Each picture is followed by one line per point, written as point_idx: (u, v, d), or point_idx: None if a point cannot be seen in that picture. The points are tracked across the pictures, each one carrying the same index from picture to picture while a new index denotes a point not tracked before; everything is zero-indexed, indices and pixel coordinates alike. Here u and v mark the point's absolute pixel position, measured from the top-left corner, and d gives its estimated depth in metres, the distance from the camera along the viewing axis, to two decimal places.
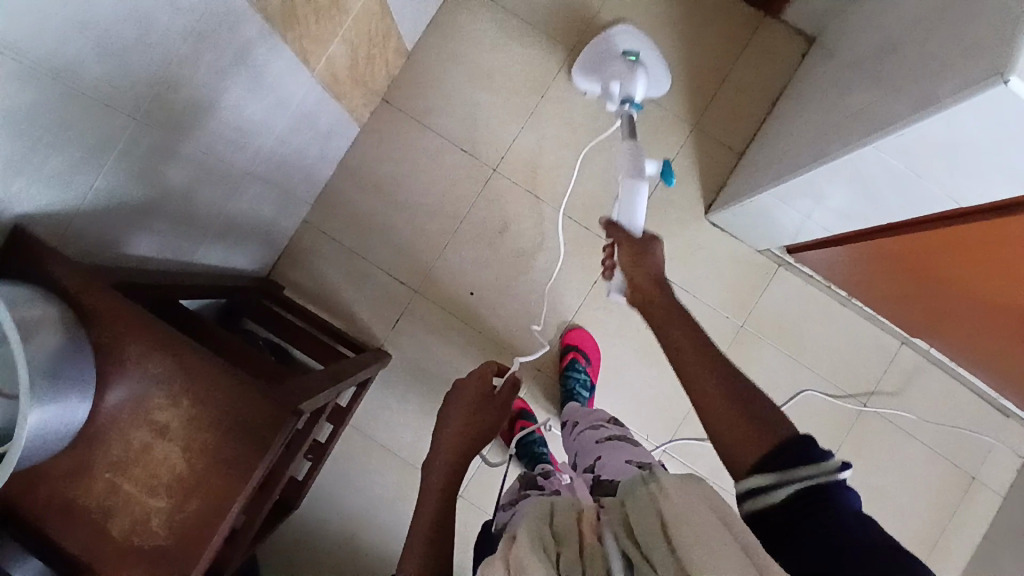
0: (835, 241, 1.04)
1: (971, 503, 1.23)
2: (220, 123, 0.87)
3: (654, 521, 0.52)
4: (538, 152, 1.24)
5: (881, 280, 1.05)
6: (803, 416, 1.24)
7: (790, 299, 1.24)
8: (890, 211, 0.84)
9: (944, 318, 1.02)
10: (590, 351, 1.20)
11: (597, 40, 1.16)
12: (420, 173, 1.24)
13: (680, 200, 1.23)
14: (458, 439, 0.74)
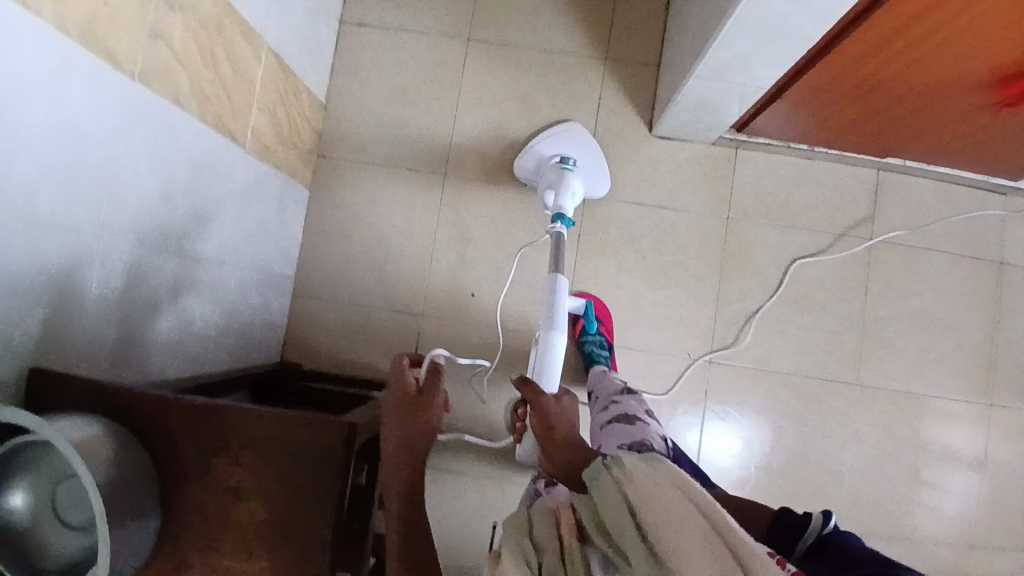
0: (773, 97, 1.08)
1: (1007, 284, 1.26)
2: (181, 221, 0.89)
3: (624, 508, 0.56)
4: (478, 142, 1.28)
5: (827, 117, 1.10)
6: (809, 287, 1.25)
7: (761, 174, 1.26)
8: (810, 37, 0.87)
9: (900, 121, 1.06)
10: (602, 313, 1.23)
11: (524, 153, 1.21)
12: (380, 206, 1.27)
13: (623, 129, 1.26)
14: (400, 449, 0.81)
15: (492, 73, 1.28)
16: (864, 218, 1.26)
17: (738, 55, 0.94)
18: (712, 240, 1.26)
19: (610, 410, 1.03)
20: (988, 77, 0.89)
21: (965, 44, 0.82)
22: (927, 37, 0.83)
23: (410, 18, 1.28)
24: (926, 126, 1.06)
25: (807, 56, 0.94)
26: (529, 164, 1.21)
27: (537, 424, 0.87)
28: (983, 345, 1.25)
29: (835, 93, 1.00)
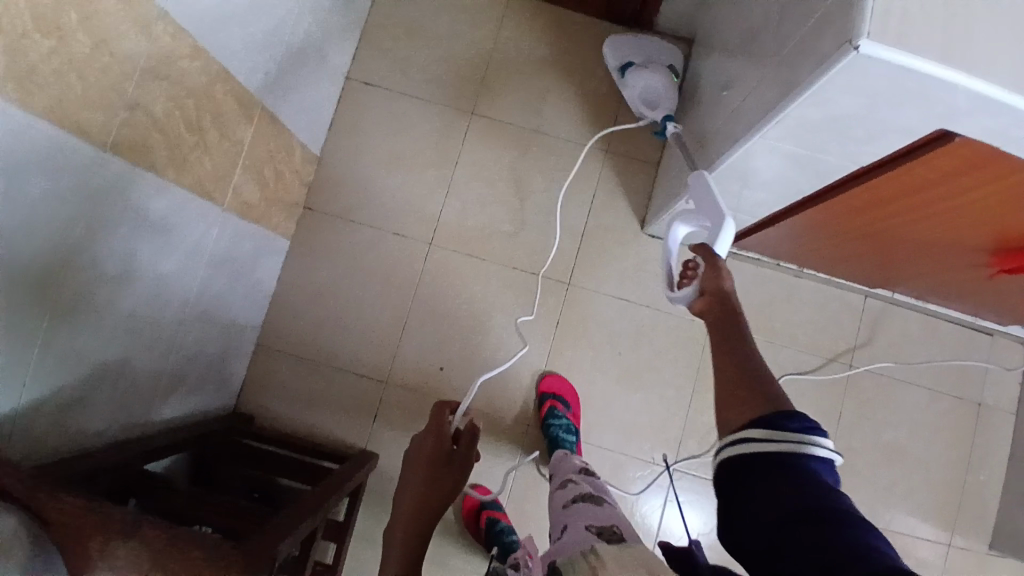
0: (765, 227, 1.07)
1: (985, 427, 1.24)
2: (139, 286, 0.87)
3: None
4: (468, 214, 1.25)
5: (815, 245, 1.08)
6: (794, 404, 1.23)
7: (748, 286, 1.24)
8: (802, 185, 0.86)
9: (887, 261, 1.05)
10: (569, 395, 1.19)
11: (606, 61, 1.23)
12: (360, 266, 1.24)
13: (615, 223, 1.25)
14: (420, 498, 0.86)
15: (491, 147, 1.26)
16: (846, 343, 1.24)
17: (734, 183, 0.93)
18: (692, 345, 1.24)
19: (567, 491, 0.94)
20: (980, 243, 0.88)
21: (958, 212, 0.81)
22: (924, 206, 0.81)
23: (415, 82, 1.27)
24: (917, 270, 1.05)
25: (798, 200, 0.93)
26: (614, 52, 1.21)
27: (705, 277, 0.73)
28: (954, 489, 1.23)
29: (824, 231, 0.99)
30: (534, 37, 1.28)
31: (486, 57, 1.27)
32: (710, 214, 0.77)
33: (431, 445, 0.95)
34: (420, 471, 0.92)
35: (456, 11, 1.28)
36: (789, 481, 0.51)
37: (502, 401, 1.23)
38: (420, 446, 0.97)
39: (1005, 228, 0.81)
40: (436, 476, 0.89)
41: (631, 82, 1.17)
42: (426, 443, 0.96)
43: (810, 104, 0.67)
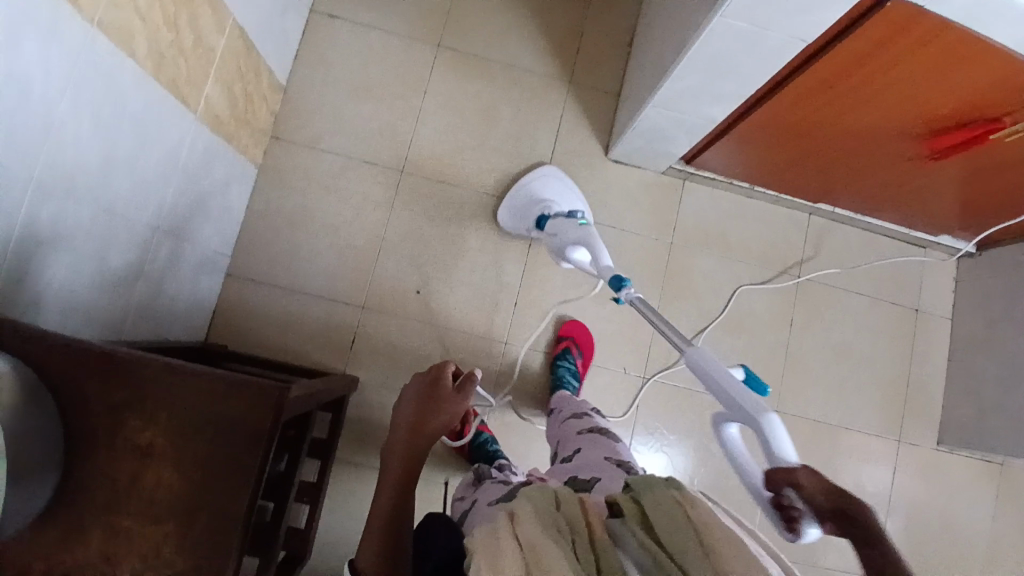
0: (718, 137, 1.16)
1: (925, 329, 1.35)
2: (115, 179, 0.85)
3: (684, 520, 0.57)
4: (437, 144, 1.28)
5: (763, 155, 1.18)
6: (747, 312, 1.31)
7: (704, 205, 1.33)
8: (752, 78, 0.94)
9: (826, 165, 1.15)
10: (584, 343, 1.23)
11: (512, 203, 1.24)
12: (331, 195, 1.24)
13: (579, 150, 1.31)
14: (408, 445, 0.88)
15: (458, 79, 1.30)
16: (795, 255, 1.34)
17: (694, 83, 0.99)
18: (656, 262, 1.31)
19: (583, 422, 0.95)
20: (907, 130, 0.97)
21: (886, 95, 0.90)
22: (857, 93, 0.91)
23: (381, 17, 1.30)
24: (856, 172, 1.14)
25: (749, 98, 1.01)
26: (514, 223, 1.24)
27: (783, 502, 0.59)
28: (898, 386, 1.34)
29: (773, 132, 1.07)
30: None
31: None
32: (728, 402, 0.65)
33: (427, 419, 0.90)
34: (407, 410, 0.92)
35: None
36: None
37: (478, 321, 1.24)
38: (417, 410, 0.91)
39: (927, 108, 0.90)
40: (423, 417, 0.90)
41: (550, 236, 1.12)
42: (421, 410, 0.91)
43: None
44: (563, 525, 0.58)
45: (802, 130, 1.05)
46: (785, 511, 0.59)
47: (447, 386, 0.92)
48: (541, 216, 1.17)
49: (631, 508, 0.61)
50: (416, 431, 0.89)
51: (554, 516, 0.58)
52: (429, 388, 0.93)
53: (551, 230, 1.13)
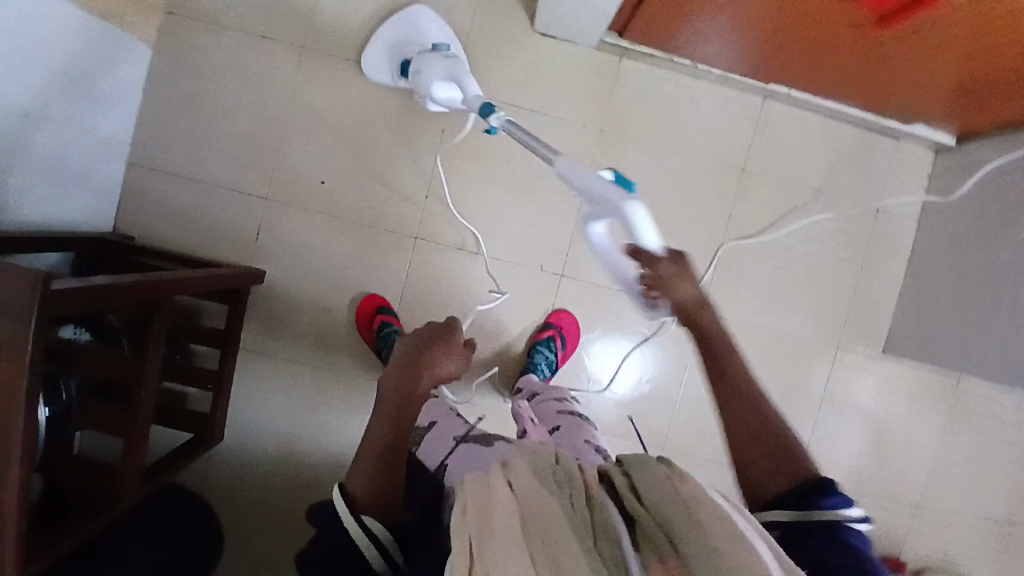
0: (664, 6, 0.96)
1: (882, 230, 1.23)
2: None
3: (667, 496, 0.53)
4: (345, 17, 1.17)
5: (721, 29, 0.97)
6: (733, 270, 1.22)
7: (640, 88, 1.19)
8: None
9: (797, 45, 0.94)
10: (568, 333, 1.21)
11: (393, 26, 1.13)
12: (233, 76, 1.17)
13: (503, 22, 1.17)
14: (400, 395, 0.74)
15: None
16: (742, 147, 1.20)
17: None
18: (584, 152, 1.20)
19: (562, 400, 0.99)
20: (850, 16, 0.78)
21: None
22: None
23: None
24: (803, 52, 0.96)
25: None
26: (380, 69, 1.15)
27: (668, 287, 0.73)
28: (846, 291, 1.24)
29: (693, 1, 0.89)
30: None
31: None
32: (597, 205, 0.69)
33: (437, 366, 0.78)
34: (395, 366, 0.78)
35: None
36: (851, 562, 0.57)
37: (389, 215, 1.19)
38: (423, 355, 0.79)
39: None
40: (421, 369, 0.77)
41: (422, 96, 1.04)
42: (410, 367, 0.77)
43: None
44: (559, 478, 0.57)
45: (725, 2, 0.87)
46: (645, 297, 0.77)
47: (440, 336, 0.83)
48: (404, 64, 1.08)
49: (623, 482, 0.59)
50: (413, 382, 0.75)
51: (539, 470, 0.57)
52: (429, 341, 0.82)
53: (415, 68, 1.03)
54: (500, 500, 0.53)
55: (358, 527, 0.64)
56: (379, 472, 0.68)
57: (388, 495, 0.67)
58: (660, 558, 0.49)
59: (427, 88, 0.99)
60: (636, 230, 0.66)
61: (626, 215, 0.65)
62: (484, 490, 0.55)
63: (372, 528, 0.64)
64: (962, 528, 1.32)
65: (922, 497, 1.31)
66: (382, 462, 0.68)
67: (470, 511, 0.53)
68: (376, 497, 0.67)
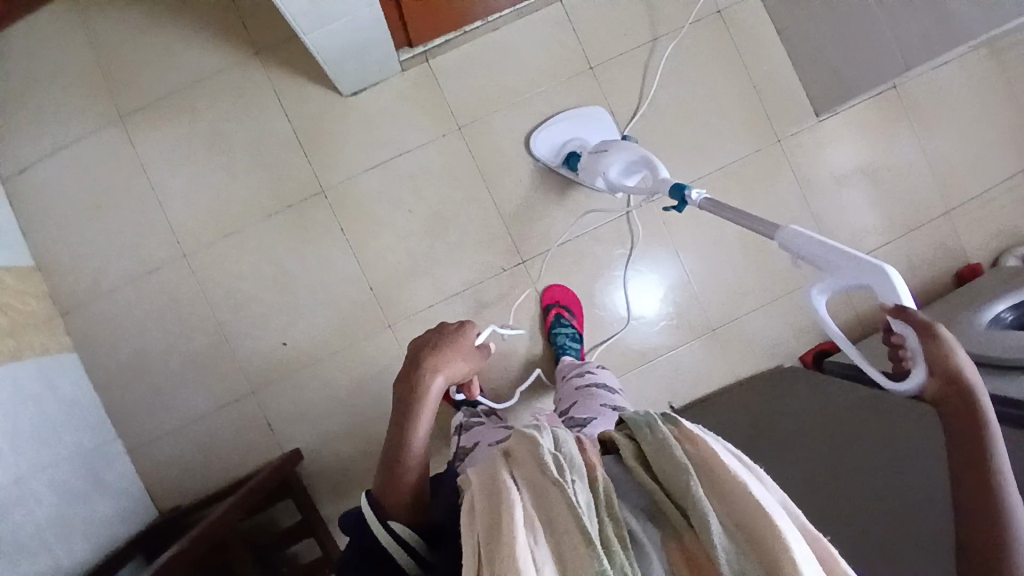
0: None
1: (735, 24, 1.25)
2: None
3: (678, 462, 0.50)
4: (199, 204, 1.21)
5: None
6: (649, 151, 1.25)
7: (461, 73, 1.22)
8: None
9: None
10: (570, 302, 1.23)
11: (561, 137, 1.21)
12: (150, 318, 1.21)
13: (318, 112, 1.21)
14: (411, 405, 0.62)
15: (166, 136, 1.21)
16: (575, 51, 1.23)
17: None
18: (460, 155, 1.22)
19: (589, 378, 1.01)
20: None
21: None
22: None
23: (59, 132, 1.21)
24: None
25: None
26: (550, 144, 1.21)
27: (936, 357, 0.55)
28: (746, 93, 1.26)
29: None
30: (119, 11, 1.21)
31: (97, 61, 1.21)
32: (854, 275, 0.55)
33: (450, 369, 0.66)
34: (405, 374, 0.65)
35: (40, 51, 1.21)
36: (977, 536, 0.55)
37: (354, 326, 1.21)
38: (432, 353, 0.66)
39: None
40: (426, 376, 0.64)
41: (600, 167, 1.08)
42: (418, 370, 0.65)
43: None
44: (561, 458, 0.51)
45: None
46: (893, 354, 0.58)
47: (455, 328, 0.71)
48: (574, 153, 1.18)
49: (629, 448, 0.54)
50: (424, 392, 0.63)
51: (543, 451, 0.51)
52: (444, 334, 0.69)
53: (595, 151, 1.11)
54: (511, 496, 0.47)
55: (389, 540, 0.56)
56: (398, 492, 0.59)
57: (411, 511, 0.59)
58: (674, 535, 0.47)
59: (605, 164, 1.06)
60: (890, 292, 0.53)
61: (884, 278, 0.52)
62: (491, 489, 0.49)
63: (402, 536, 0.56)
64: (993, 198, 1.33)
65: (939, 199, 1.32)
66: (399, 477, 0.59)
67: (480, 507, 0.49)
68: (404, 510, 0.58)
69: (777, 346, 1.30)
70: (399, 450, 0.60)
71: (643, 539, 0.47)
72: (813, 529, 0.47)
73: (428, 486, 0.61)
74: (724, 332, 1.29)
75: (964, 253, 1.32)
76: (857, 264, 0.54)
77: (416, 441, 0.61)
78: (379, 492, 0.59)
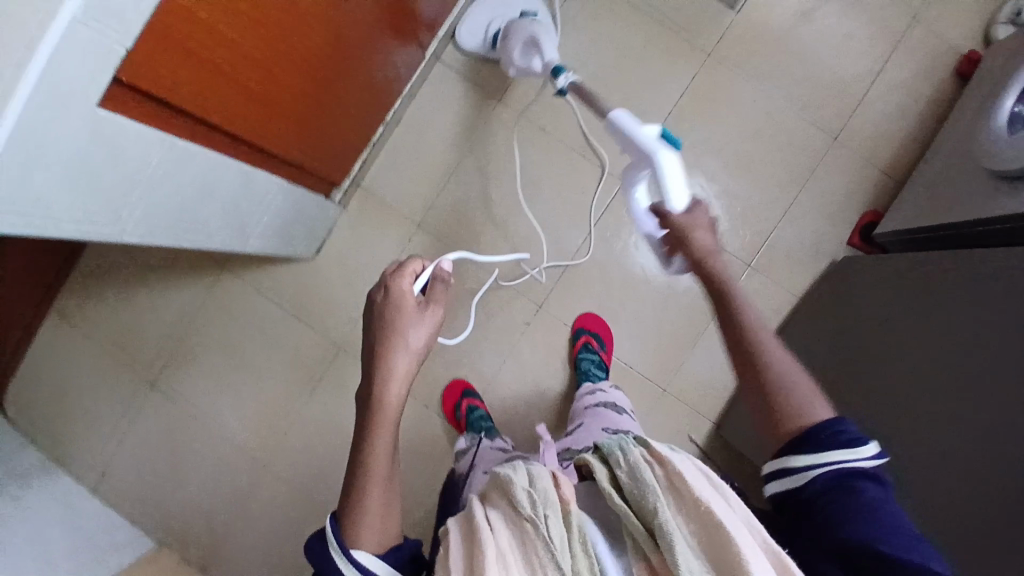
0: (312, 138, 0.99)
1: None
2: None
3: (645, 488, 0.56)
4: (249, 415, 1.28)
5: (351, 84, 0.99)
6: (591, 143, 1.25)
7: (393, 180, 1.25)
8: (220, 177, 0.84)
9: (380, 17, 0.94)
10: (603, 332, 1.23)
11: (474, 18, 1.21)
12: (267, 531, 1.27)
13: (298, 283, 1.26)
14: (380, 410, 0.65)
15: (193, 374, 1.29)
16: (477, 103, 1.26)
17: (231, 200, 0.90)
18: (434, 247, 1.25)
19: (614, 417, 1.00)
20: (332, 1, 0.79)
21: (275, 43, 0.74)
22: (252, 58, 0.72)
23: (110, 421, 1.30)
24: (380, 34, 0.97)
25: (250, 163, 0.89)
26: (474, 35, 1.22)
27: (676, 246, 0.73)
28: (650, 32, 1.21)
29: (301, 131, 0.94)
30: (97, 298, 1.30)
31: (104, 347, 1.30)
32: (638, 157, 0.81)
33: (408, 363, 0.68)
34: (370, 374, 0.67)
35: (59, 363, 1.31)
36: (847, 513, 0.54)
37: (433, 447, 1.22)
38: (383, 344, 0.68)
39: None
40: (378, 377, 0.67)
41: (509, 55, 1.12)
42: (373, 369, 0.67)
43: (87, 175, 0.62)
44: (532, 497, 0.55)
45: (306, 109, 0.91)
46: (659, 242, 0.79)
47: (407, 310, 0.71)
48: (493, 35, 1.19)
49: (605, 472, 0.60)
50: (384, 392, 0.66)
51: (517, 492, 0.56)
52: (397, 314, 0.70)
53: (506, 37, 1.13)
54: (483, 538, 0.53)
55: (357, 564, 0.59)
56: (362, 506, 0.61)
57: (375, 527, 0.61)
58: (642, 558, 0.54)
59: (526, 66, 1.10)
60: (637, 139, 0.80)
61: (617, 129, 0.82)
62: (469, 535, 0.55)
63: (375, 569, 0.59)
64: None
65: (899, 10, 1.20)
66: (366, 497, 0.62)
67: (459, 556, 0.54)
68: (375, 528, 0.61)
69: (824, 242, 1.21)
70: (359, 457, 0.63)
71: (607, 561, 0.54)
72: (771, 547, 0.53)
73: (391, 503, 0.64)
74: (765, 260, 1.22)
75: (956, 48, 1.20)
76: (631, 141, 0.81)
77: (381, 445, 0.64)
78: (343, 500, 0.62)
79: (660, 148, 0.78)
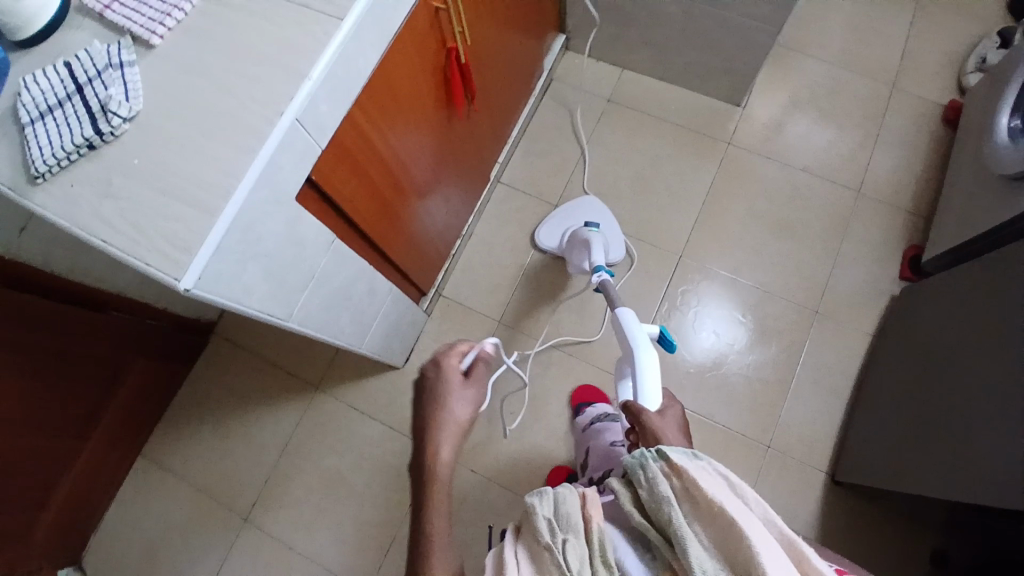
0: (412, 245, 1.13)
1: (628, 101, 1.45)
2: None
3: (661, 506, 0.59)
4: (353, 536, 1.25)
5: (441, 198, 1.17)
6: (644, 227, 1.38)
7: (470, 287, 1.37)
8: (355, 272, 0.95)
9: (461, 140, 1.14)
10: None
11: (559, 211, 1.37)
12: None
13: (391, 394, 1.32)
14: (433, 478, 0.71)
15: (288, 502, 1.28)
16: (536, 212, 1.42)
17: (360, 297, 1.00)
18: (516, 341, 1.33)
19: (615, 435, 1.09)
20: (433, 120, 1.00)
21: (397, 151, 0.92)
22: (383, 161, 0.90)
23: (201, 567, 1.25)
24: (461, 156, 1.18)
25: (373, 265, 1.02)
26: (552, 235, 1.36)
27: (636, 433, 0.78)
28: (676, 134, 1.42)
29: (408, 237, 1.09)
30: (192, 437, 1.33)
31: (197, 487, 1.30)
32: (627, 350, 0.86)
33: (451, 437, 0.75)
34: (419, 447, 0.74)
35: (149, 511, 1.29)
36: None
37: None
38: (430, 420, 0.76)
39: (418, 113, 0.94)
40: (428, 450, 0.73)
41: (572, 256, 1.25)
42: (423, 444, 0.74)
43: (275, 253, 0.74)
44: (551, 525, 0.59)
45: (412, 216, 1.07)
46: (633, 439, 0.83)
47: (451, 384, 0.79)
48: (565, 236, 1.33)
49: (628, 494, 0.62)
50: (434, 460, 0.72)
51: (538, 522, 0.59)
52: (442, 388, 0.79)
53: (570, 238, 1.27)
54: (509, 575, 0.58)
55: None
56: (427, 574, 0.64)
57: None
58: (667, 564, 0.58)
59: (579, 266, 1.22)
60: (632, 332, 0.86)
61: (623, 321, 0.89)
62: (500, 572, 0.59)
63: None
64: (913, 56, 1.45)
65: (879, 87, 1.44)
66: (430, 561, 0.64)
67: None
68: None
69: (878, 281, 1.31)
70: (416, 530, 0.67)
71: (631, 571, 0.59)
72: (786, 534, 0.59)
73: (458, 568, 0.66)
74: (827, 307, 1.30)
75: (936, 104, 1.42)
76: (625, 339, 0.86)
77: (434, 512, 0.68)
78: (412, 567, 0.65)
79: (643, 350, 0.83)
